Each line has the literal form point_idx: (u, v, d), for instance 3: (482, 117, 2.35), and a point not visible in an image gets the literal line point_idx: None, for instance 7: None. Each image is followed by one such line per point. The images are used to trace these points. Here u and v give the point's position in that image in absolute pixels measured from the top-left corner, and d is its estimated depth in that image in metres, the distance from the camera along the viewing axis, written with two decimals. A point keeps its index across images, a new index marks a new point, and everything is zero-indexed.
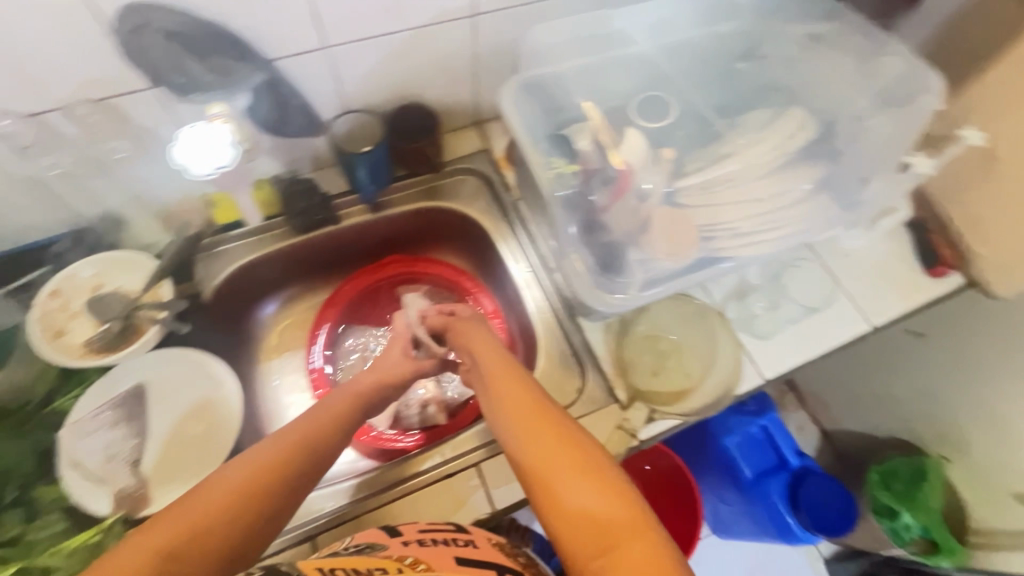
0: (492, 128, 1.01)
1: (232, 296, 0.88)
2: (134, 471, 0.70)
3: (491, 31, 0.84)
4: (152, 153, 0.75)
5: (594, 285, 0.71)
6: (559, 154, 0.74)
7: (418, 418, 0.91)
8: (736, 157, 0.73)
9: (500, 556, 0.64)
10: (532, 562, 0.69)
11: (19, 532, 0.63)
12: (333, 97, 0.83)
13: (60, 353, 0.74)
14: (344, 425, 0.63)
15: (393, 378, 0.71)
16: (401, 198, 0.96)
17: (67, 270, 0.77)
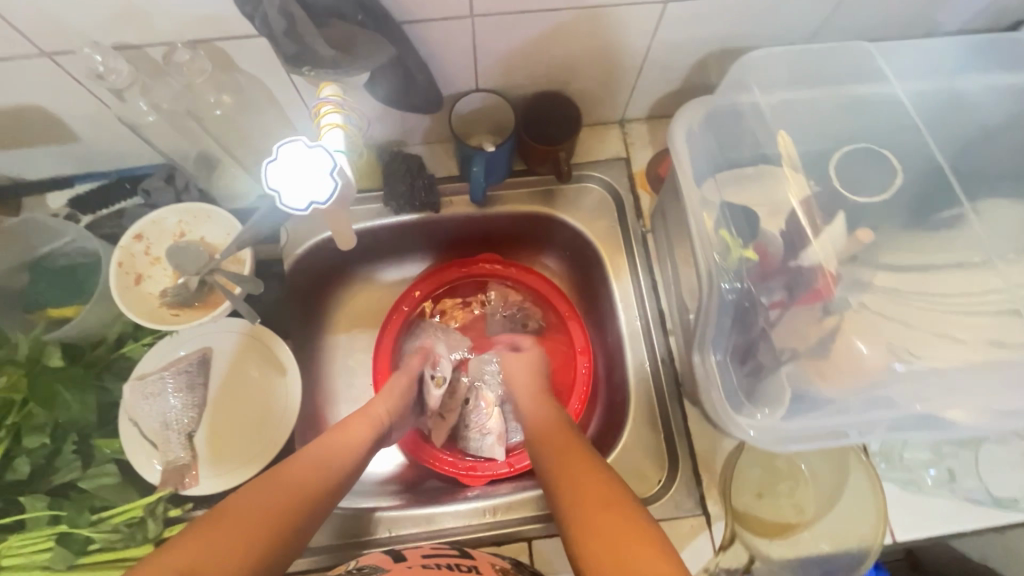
0: (637, 131, 0.84)
1: (312, 266, 0.81)
2: (189, 443, 0.67)
3: (677, 23, 0.66)
4: (255, 105, 0.66)
5: (722, 395, 0.55)
6: (732, 225, 0.55)
7: (476, 444, 0.82)
8: (959, 276, 0.55)
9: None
10: None
11: (76, 479, 0.63)
12: (466, 72, 0.69)
13: (131, 302, 0.68)
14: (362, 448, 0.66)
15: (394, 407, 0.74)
16: (514, 197, 0.82)
17: (154, 214, 0.71)
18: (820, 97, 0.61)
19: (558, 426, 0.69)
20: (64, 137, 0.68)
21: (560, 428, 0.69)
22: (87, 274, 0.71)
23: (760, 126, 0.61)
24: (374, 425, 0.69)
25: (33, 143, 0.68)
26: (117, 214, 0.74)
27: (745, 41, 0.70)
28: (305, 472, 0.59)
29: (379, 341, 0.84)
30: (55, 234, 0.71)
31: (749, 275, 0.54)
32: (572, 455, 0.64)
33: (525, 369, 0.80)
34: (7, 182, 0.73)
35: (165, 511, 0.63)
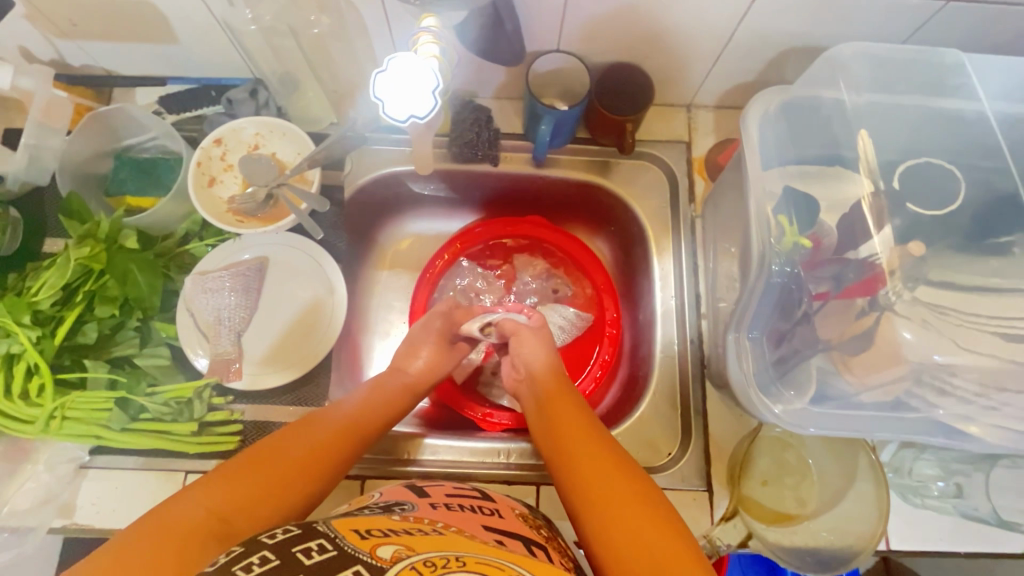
0: (703, 119, 0.85)
1: (370, 198, 0.85)
2: (237, 340, 0.72)
3: (767, 12, 0.66)
4: (347, 32, 0.68)
5: (753, 384, 0.59)
6: (792, 213, 0.57)
7: (497, 395, 0.86)
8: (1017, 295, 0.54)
9: (524, 527, 0.60)
10: (557, 534, 0.64)
11: (133, 354, 0.68)
12: (552, 31, 0.70)
13: (205, 201, 0.73)
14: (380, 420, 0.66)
15: (431, 348, 0.77)
16: (572, 163, 0.84)
17: (233, 123, 0.75)
18: (897, 103, 0.61)
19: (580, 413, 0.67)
20: (163, 38, 0.72)
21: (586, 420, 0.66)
22: (164, 169, 0.76)
23: (835, 123, 0.61)
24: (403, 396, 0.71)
25: (134, 39, 0.72)
26: (198, 119, 0.79)
27: (828, 42, 0.71)
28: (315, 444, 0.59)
29: (413, 299, 0.87)
30: (139, 129, 0.76)
31: (801, 261, 0.56)
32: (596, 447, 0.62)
33: (537, 343, 0.77)
34: (104, 75, 0.78)
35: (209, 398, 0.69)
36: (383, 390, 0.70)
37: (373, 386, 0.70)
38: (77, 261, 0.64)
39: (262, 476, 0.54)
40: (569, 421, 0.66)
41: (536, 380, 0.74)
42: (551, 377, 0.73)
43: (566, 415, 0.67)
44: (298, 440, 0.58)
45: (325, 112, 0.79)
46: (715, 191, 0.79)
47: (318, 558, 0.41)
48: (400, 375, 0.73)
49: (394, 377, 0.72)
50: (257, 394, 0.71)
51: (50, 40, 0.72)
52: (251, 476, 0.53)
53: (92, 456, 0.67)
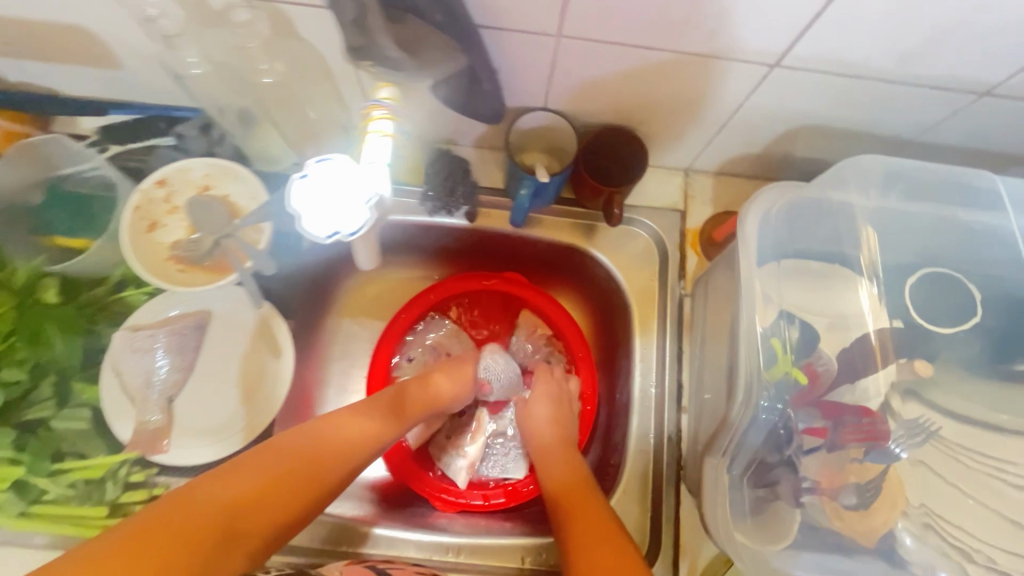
0: (702, 186, 0.78)
1: (332, 247, 0.77)
2: (167, 405, 0.65)
3: (778, 90, 0.59)
4: (309, 76, 0.61)
5: (731, 522, 0.52)
6: (789, 335, 0.50)
7: (446, 462, 0.80)
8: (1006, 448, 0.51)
9: None
10: None
11: (47, 417, 0.62)
12: (537, 89, 0.63)
13: (144, 249, 0.66)
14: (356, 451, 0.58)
15: (441, 397, 0.71)
16: (555, 226, 0.77)
17: (182, 162, 0.68)
18: (916, 212, 0.54)
19: (577, 483, 0.66)
20: (105, 64, 0.64)
21: (579, 484, 0.66)
22: (101, 207, 0.69)
23: (840, 226, 0.55)
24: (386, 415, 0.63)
25: (70, 62, 0.65)
26: (147, 151, 0.71)
27: (843, 124, 0.64)
28: (265, 476, 0.51)
29: (382, 335, 0.80)
30: (77, 159, 0.69)
31: (791, 395, 0.48)
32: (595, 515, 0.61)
33: (547, 410, 0.76)
34: (42, 96, 0.71)
35: (126, 474, 0.61)
36: (334, 437, 0.57)
37: (307, 439, 0.55)
38: None
39: (193, 514, 0.45)
40: (585, 517, 0.61)
41: (542, 447, 0.73)
42: (566, 468, 0.69)
43: (584, 508, 0.62)
44: (139, 538, 0.42)
45: (285, 153, 0.71)
46: (709, 271, 0.72)
47: None
48: (336, 428, 0.57)
49: (345, 424, 0.58)
50: (184, 467, 0.64)
51: None
52: (184, 516, 0.44)
53: None
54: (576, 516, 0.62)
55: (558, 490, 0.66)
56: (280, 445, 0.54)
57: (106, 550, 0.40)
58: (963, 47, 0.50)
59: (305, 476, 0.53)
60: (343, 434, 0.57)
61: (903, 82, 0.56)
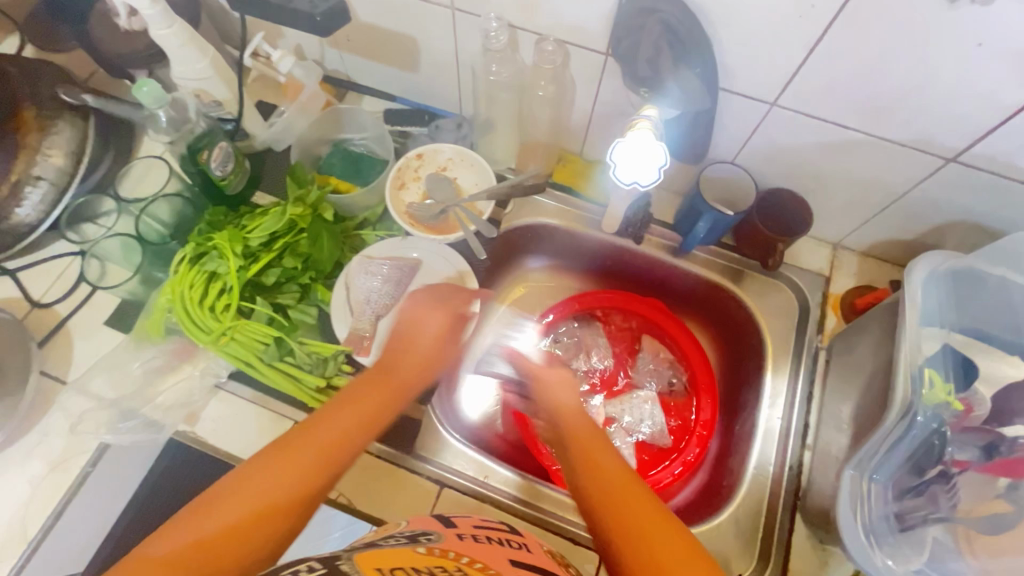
0: (847, 260, 0.87)
1: (518, 239, 0.93)
2: (373, 318, 0.78)
3: (946, 183, 0.70)
4: (560, 100, 0.80)
5: (862, 532, 0.58)
6: (946, 370, 0.57)
7: None
8: None
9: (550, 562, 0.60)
10: None
11: (290, 305, 0.78)
12: (734, 144, 0.78)
13: (392, 200, 0.85)
14: (404, 390, 0.60)
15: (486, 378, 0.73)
16: (708, 264, 0.89)
17: (436, 144, 0.87)
18: None
19: (591, 428, 0.60)
20: (409, 66, 0.87)
21: (581, 433, 0.60)
22: (366, 165, 0.89)
23: (1010, 305, 0.61)
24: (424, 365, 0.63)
25: (384, 60, 0.88)
26: (402, 134, 0.93)
27: (999, 225, 0.73)
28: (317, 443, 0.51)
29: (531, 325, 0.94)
30: (357, 128, 0.91)
31: (949, 420, 0.55)
32: (607, 463, 0.56)
33: (565, 387, 0.67)
34: (346, 80, 0.95)
35: (341, 365, 0.75)
36: (376, 391, 0.58)
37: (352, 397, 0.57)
38: (290, 217, 0.76)
39: (242, 495, 0.47)
40: (592, 454, 0.57)
41: (559, 413, 0.63)
42: (583, 414, 0.63)
43: (596, 455, 0.56)
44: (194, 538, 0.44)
45: (509, 156, 0.90)
46: (848, 329, 0.80)
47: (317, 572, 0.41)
48: (413, 347, 0.63)
49: (403, 362, 0.62)
50: None
51: (324, 46, 0.89)
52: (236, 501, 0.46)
53: (227, 379, 0.75)
54: (577, 460, 0.57)
55: (573, 433, 0.60)
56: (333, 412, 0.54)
57: (144, 560, 0.42)
58: None
59: (383, 391, 0.58)
60: (385, 388, 0.59)
61: None
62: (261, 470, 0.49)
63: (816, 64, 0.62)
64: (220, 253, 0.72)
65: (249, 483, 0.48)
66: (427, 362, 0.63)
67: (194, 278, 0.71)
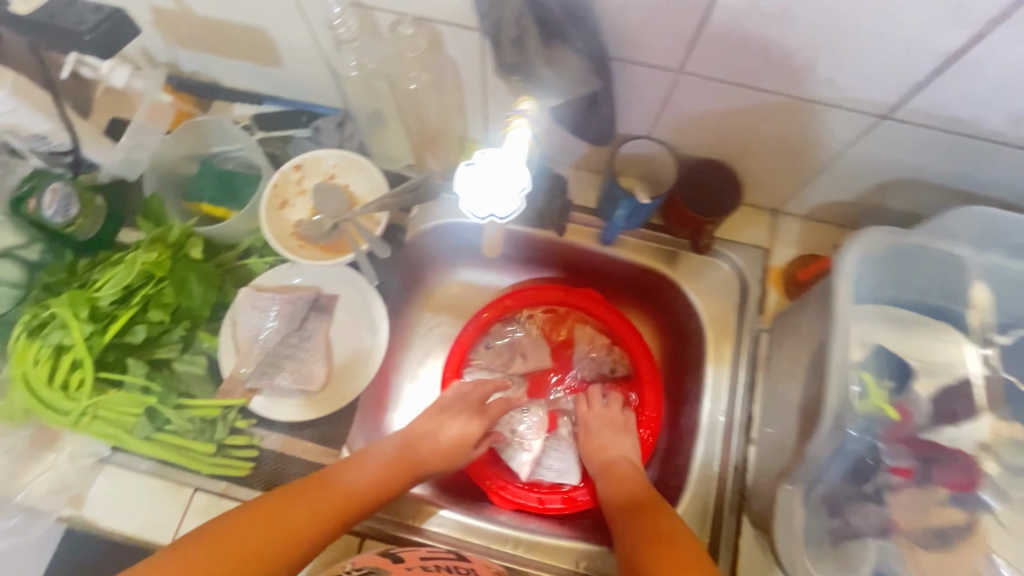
0: (788, 228, 0.80)
1: (431, 245, 0.84)
2: (267, 361, 0.70)
3: (881, 141, 0.62)
4: (444, 87, 0.69)
5: (801, 547, 0.53)
6: (879, 369, 0.52)
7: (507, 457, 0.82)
8: None
9: None
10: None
11: (172, 359, 0.69)
12: (647, 118, 0.68)
13: (273, 223, 0.75)
14: (389, 487, 0.66)
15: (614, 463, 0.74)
16: (640, 248, 0.80)
17: (316, 151, 0.76)
18: (1020, 269, 0.54)
19: (647, 493, 0.68)
20: (270, 62, 0.75)
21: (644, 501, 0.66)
22: (242, 183, 0.78)
23: (939, 279, 0.55)
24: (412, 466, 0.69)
25: (241, 58, 0.75)
26: (284, 139, 0.81)
27: (944, 180, 0.65)
28: (313, 509, 0.60)
29: (458, 335, 0.85)
30: (227, 140, 0.78)
31: (883, 431, 0.50)
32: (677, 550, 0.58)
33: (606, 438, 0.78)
34: (209, 83, 0.82)
35: (234, 419, 0.69)
36: (373, 481, 0.65)
37: (359, 479, 0.64)
38: (143, 265, 0.66)
39: (235, 546, 0.54)
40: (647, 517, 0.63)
41: (605, 463, 0.75)
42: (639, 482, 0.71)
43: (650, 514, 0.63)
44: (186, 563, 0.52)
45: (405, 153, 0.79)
46: (789, 308, 0.73)
47: None
48: (391, 454, 0.68)
49: (380, 454, 0.68)
50: (276, 422, 0.71)
51: (170, 47, 0.76)
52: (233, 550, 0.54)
53: (111, 452, 0.67)
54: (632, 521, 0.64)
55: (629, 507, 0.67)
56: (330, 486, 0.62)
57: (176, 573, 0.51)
58: None
59: (363, 475, 0.64)
60: (383, 469, 0.66)
61: (1013, 144, 0.57)
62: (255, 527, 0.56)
63: (716, 25, 0.52)
64: (63, 323, 0.63)
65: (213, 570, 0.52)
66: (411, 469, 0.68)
67: (37, 353, 0.63)
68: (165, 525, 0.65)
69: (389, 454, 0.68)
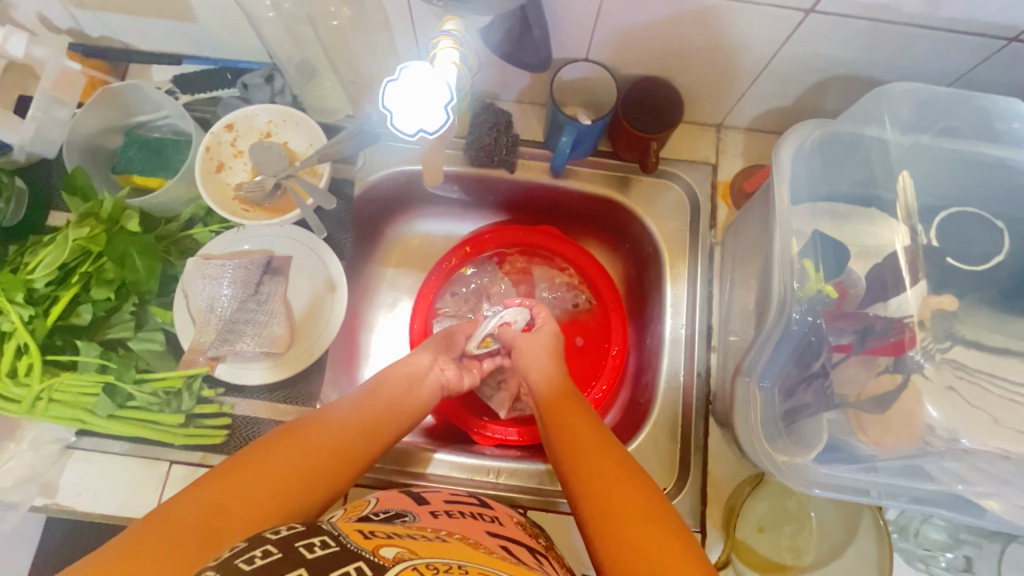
0: (733, 141, 0.81)
1: (382, 196, 0.83)
2: (225, 330, 0.69)
3: (811, 37, 0.62)
4: (369, 24, 0.66)
5: (761, 437, 0.57)
6: (819, 257, 0.54)
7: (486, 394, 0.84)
8: None
9: (523, 534, 0.57)
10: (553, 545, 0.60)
11: (128, 337, 0.67)
12: (582, 38, 0.67)
13: (211, 188, 0.72)
14: (384, 429, 0.62)
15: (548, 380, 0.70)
16: (591, 177, 0.81)
17: (247, 108, 0.72)
18: (942, 146, 0.57)
19: (563, 392, 0.67)
20: (182, 17, 0.70)
21: (571, 404, 0.65)
22: (173, 151, 0.74)
23: (873, 164, 0.57)
24: (405, 407, 0.66)
25: (150, 15, 0.70)
26: (212, 101, 0.77)
27: (874, 72, 0.67)
28: (324, 444, 0.55)
29: (423, 283, 0.85)
30: (152, 107, 0.75)
31: (823, 310, 0.53)
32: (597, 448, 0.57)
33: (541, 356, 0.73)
34: (121, 48, 0.77)
35: (200, 389, 0.68)
36: (372, 416, 0.61)
37: (358, 415, 0.60)
38: (76, 242, 0.63)
39: (238, 483, 0.49)
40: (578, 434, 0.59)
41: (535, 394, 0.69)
42: (555, 382, 0.69)
43: (578, 426, 0.61)
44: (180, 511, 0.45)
45: (341, 102, 0.76)
46: (738, 218, 0.75)
47: (321, 554, 0.38)
48: (384, 392, 0.65)
49: (376, 392, 0.64)
50: (246, 388, 0.70)
51: (69, 10, 0.70)
52: (241, 485, 0.49)
53: (78, 436, 0.66)
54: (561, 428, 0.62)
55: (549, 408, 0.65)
56: (332, 421, 0.58)
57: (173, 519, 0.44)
58: None
59: (358, 417, 0.60)
60: (380, 408, 0.63)
61: (933, 26, 0.58)
62: (258, 464, 0.51)
63: None
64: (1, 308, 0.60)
65: (250, 498, 0.48)
66: (408, 409, 0.65)
67: None
68: (147, 499, 0.65)
69: (389, 396, 0.65)
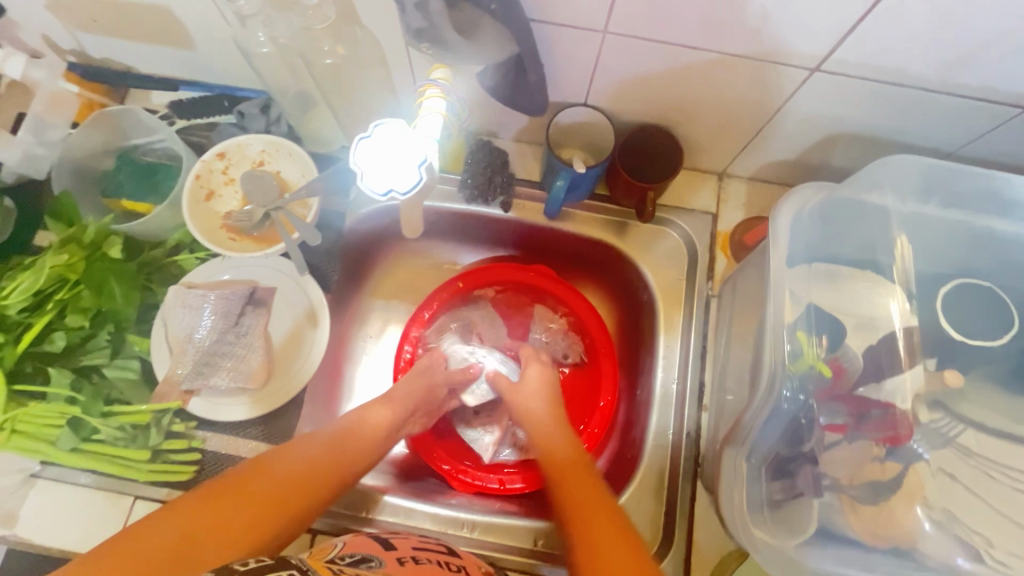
0: (735, 191, 0.79)
1: (373, 229, 0.81)
2: (200, 363, 0.67)
3: (816, 96, 0.61)
4: (365, 61, 0.65)
5: (748, 513, 0.55)
6: (816, 329, 0.51)
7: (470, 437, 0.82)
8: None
9: None
10: None
11: (101, 365, 0.66)
12: (580, 84, 0.65)
13: (197, 217, 0.70)
14: (364, 452, 0.61)
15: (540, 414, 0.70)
16: (588, 221, 0.79)
17: (240, 138, 0.72)
18: (951, 217, 0.54)
19: (575, 454, 0.64)
20: (182, 45, 0.70)
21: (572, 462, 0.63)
22: (165, 176, 0.74)
23: (877, 232, 0.55)
24: (388, 431, 0.65)
25: (150, 42, 0.70)
26: (208, 126, 0.76)
27: (881, 133, 0.64)
28: (305, 465, 0.54)
29: (414, 312, 0.82)
30: (146, 131, 0.74)
31: (816, 388, 0.50)
32: (597, 512, 0.55)
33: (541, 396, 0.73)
34: (121, 71, 0.76)
35: (170, 424, 0.66)
36: (352, 439, 0.60)
37: (339, 437, 0.59)
38: (53, 269, 0.62)
39: (221, 501, 0.47)
40: (585, 512, 0.56)
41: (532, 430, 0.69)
42: (564, 440, 0.66)
43: (578, 491, 0.59)
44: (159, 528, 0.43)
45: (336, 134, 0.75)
46: (737, 272, 0.73)
47: None
48: (371, 412, 0.65)
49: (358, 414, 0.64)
50: (220, 423, 0.69)
51: (69, 32, 0.70)
52: (226, 501, 0.47)
53: (43, 466, 0.64)
54: (563, 486, 0.60)
55: (554, 461, 0.64)
56: (313, 442, 0.57)
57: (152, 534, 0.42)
58: (1011, 56, 0.50)
59: (337, 440, 0.59)
60: (359, 431, 0.62)
61: (944, 92, 0.56)
62: (241, 484, 0.50)
63: None
64: None
65: (233, 514, 0.46)
66: (387, 432, 0.65)
67: None
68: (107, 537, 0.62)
69: (370, 419, 0.64)
